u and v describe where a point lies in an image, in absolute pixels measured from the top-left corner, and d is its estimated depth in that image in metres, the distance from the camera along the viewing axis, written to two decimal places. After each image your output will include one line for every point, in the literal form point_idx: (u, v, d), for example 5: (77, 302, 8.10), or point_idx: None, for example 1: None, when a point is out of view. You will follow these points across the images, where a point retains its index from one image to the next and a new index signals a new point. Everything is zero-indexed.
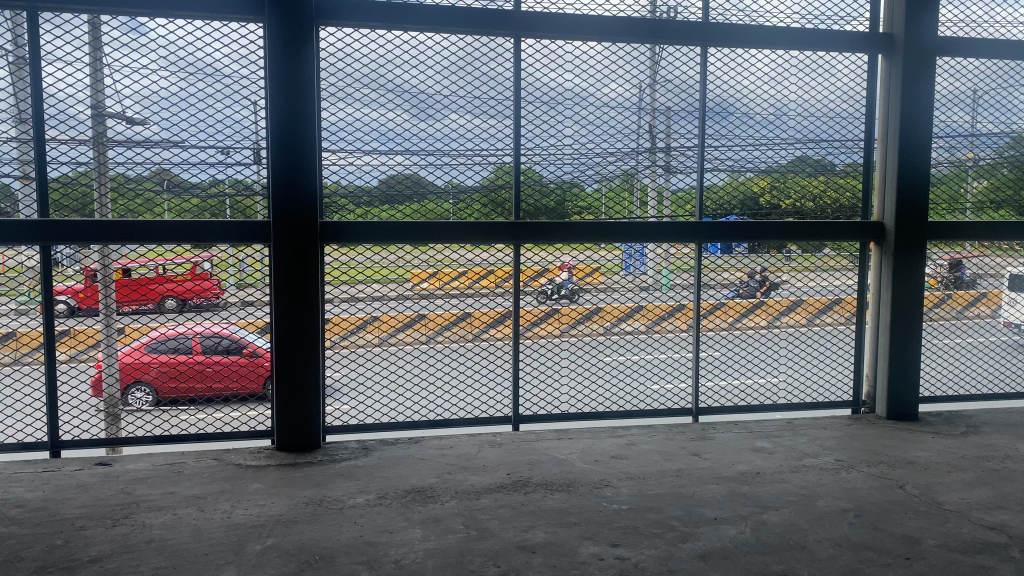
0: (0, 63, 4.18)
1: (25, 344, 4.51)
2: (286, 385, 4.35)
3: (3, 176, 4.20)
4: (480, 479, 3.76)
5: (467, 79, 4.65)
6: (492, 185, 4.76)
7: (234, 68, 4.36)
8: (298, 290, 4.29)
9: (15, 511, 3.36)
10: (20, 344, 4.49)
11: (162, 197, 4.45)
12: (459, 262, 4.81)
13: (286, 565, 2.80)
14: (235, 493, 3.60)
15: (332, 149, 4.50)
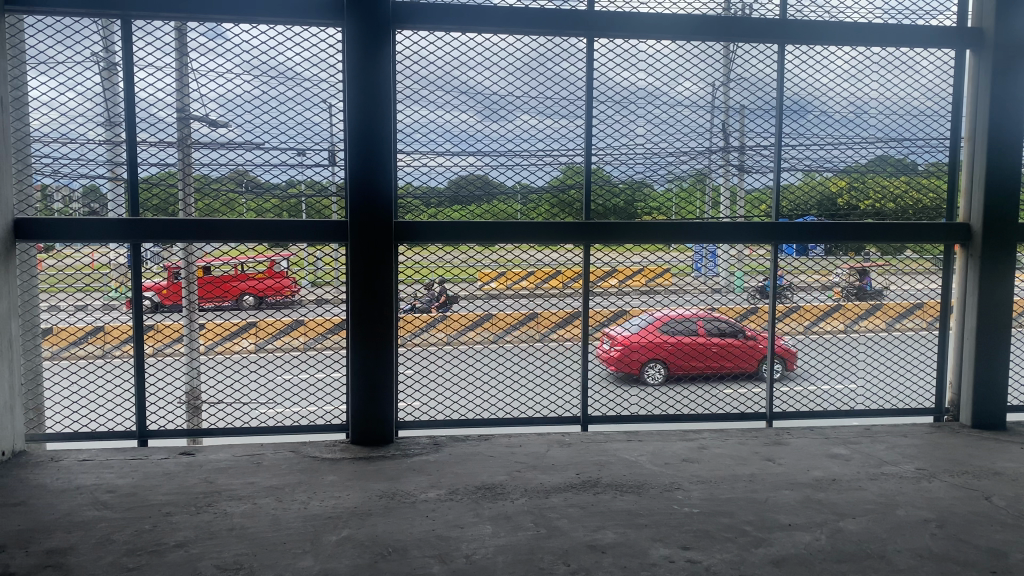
0: (93, 69, 4.37)
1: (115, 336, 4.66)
2: (361, 380, 4.45)
3: (96, 177, 4.41)
4: (550, 478, 3.78)
5: (539, 79, 4.67)
6: (562, 185, 4.77)
7: (311, 71, 4.49)
8: (372, 288, 4.39)
9: (107, 496, 3.53)
10: (110, 337, 4.65)
11: (242, 197, 4.62)
12: (524, 263, 4.81)
13: (361, 556, 2.87)
14: (312, 484, 3.70)
15: (407, 151, 4.58)
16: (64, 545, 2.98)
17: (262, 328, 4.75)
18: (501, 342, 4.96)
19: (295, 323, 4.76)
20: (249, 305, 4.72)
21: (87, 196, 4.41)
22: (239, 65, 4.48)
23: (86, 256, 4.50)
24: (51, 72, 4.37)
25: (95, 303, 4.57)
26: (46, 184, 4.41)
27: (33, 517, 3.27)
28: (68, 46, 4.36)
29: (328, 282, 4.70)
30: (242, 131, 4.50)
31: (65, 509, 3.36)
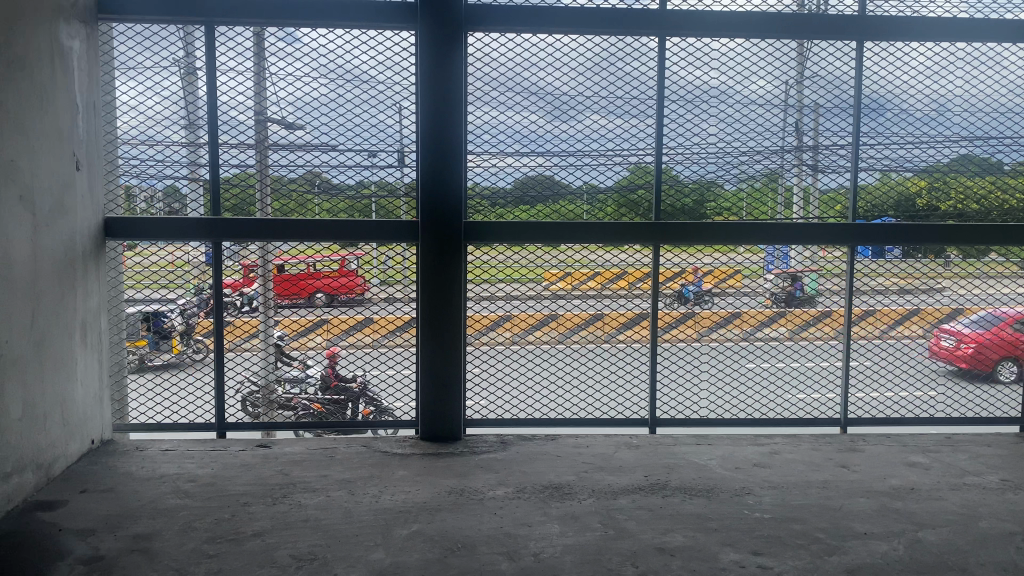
0: (174, 73, 4.52)
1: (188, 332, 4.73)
2: (431, 377, 4.53)
3: (176, 177, 4.59)
4: (618, 479, 3.77)
5: (608, 80, 4.66)
6: (630, 185, 4.73)
7: (384, 73, 4.57)
8: (442, 288, 4.47)
9: (189, 485, 3.67)
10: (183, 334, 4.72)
11: (314, 196, 4.68)
12: (593, 264, 4.85)
13: (431, 550, 2.92)
14: (383, 478, 3.78)
15: (476, 152, 4.63)
16: (149, 531, 3.11)
17: (333, 326, 4.81)
18: (567, 343, 4.95)
19: (365, 321, 4.81)
20: (321, 303, 4.74)
21: (166, 196, 4.58)
22: (314, 68, 4.60)
23: (166, 253, 4.65)
24: (137, 77, 4.55)
25: (177, 300, 4.68)
26: (131, 185, 4.60)
27: (120, 503, 3.43)
28: (150, 51, 4.52)
29: (397, 279, 4.73)
30: (316, 133, 4.61)
31: (150, 497, 3.51)
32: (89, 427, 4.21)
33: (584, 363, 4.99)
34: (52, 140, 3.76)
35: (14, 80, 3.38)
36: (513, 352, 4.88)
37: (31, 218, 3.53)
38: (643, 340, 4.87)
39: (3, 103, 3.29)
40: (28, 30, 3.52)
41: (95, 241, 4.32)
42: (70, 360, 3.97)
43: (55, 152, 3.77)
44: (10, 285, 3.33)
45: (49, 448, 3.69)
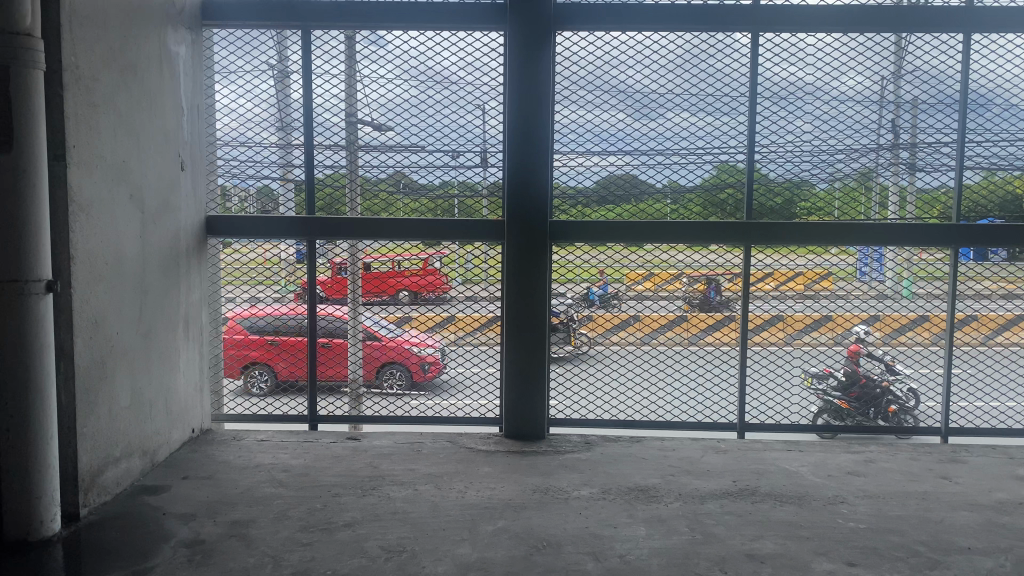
0: (267, 78, 4.67)
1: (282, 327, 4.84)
2: (515, 376, 4.56)
3: (265, 178, 4.73)
4: (705, 484, 3.70)
5: (697, 77, 4.59)
6: (715, 185, 4.63)
7: (471, 75, 4.62)
8: (527, 288, 4.50)
9: (283, 474, 3.80)
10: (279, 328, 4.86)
11: (396, 197, 4.76)
12: (681, 265, 4.74)
13: (517, 547, 2.93)
14: (468, 474, 3.82)
15: (563, 151, 4.61)
16: (246, 517, 3.23)
17: (417, 323, 4.91)
18: (651, 345, 4.85)
19: (448, 319, 4.90)
20: (406, 301, 4.91)
21: (261, 196, 4.73)
22: (403, 72, 4.68)
23: (260, 252, 4.83)
24: (236, 81, 4.73)
25: (269, 296, 4.85)
26: (224, 185, 4.76)
27: (218, 490, 3.57)
28: (245, 56, 4.70)
29: (477, 279, 4.78)
30: (401, 135, 4.69)
31: (247, 485, 3.64)
32: (190, 416, 4.41)
33: (666, 368, 4.89)
34: (161, 143, 3.95)
35: (127, 85, 3.57)
36: (598, 353, 4.87)
37: (140, 217, 3.71)
38: (731, 343, 4.76)
39: (117, 107, 3.47)
40: (141, 38, 3.71)
41: (196, 239, 4.51)
42: (175, 352, 4.16)
43: (161, 154, 3.95)
44: (122, 281, 3.52)
45: (154, 436, 3.88)
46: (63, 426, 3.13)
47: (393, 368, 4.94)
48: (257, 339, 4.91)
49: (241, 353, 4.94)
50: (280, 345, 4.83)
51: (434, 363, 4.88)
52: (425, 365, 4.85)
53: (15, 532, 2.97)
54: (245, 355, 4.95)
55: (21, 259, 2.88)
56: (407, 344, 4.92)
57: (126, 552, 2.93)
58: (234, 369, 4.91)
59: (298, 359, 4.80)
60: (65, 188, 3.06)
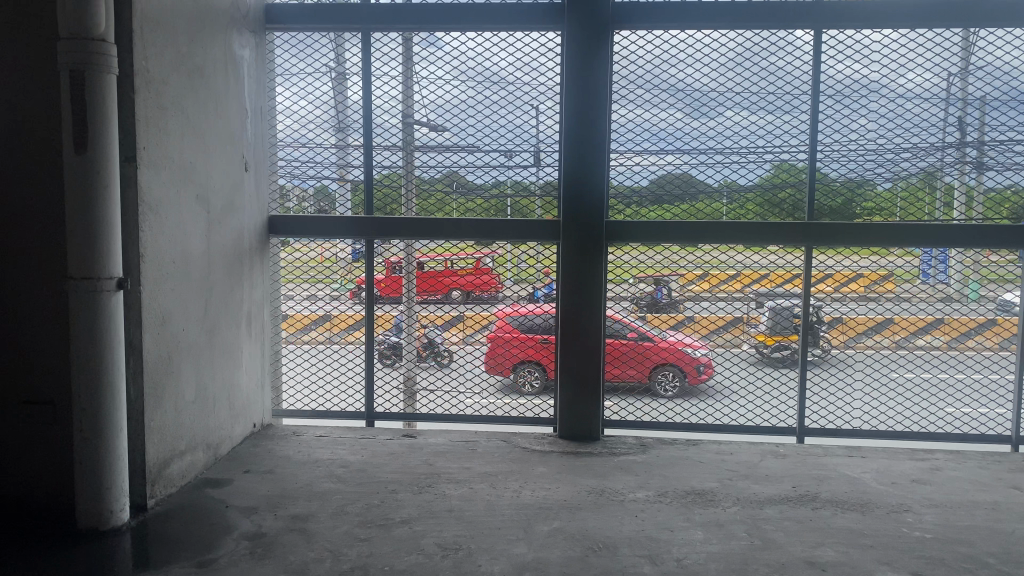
0: (326, 79, 4.74)
1: (338, 325, 4.91)
2: (570, 376, 4.56)
3: (324, 179, 4.80)
4: (764, 489, 3.64)
5: (755, 75, 4.52)
6: (770, 184, 4.57)
7: (526, 75, 4.63)
8: (583, 288, 4.50)
9: (341, 470, 3.86)
10: (334, 325, 4.91)
11: (451, 197, 4.76)
12: (739, 266, 4.69)
13: (572, 548, 2.93)
14: (523, 474, 3.83)
15: (620, 150, 4.58)
16: (306, 512, 3.30)
17: (467, 322, 4.84)
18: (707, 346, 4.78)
19: (499, 318, 4.79)
20: (459, 299, 4.84)
21: (319, 197, 4.80)
22: (457, 73, 4.70)
23: (317, 251, 4.89)
24: (293, 84, 4.81)
25: (321, 293, 4.92)
26: (282, 185, 4.86)
27: (279, 484, 3.64)
28: (302, 58, 4.77)
29: (530, 279, 4.76)
30: (454, 135, 4.71)
31: (306, 480, 3.71)
32: (252, 410, 4.52)
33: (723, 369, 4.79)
34: (226, 145, 4.05)
35: (195, 88, 3.66)
36: (651, 354, 4.74)
37: (206, 217, 3.81)
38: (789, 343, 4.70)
39: (185, 110, 3.56)
40: (208, 43, 3.81)
41: (259, 239, 4.62)
42: (238, 349, 4.26)
43: (226, 156, 4.05)
44: (189, 279, 3.62)
45: (218, 430, 3.98)
46: (132, 419, 3.23)
47: (666, 370, 4.75)
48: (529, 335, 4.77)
49: (510, 351, 4.81)
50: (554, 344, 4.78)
51: (707, 365, 4.80)
52: (700, 368, 4.76)
53: (87, 520, 3.08)
54: (513, 354, 4.82)
55: (93, 257, 2.98)
56: (684, 347, 4.74)
57: (191, 543, 3.02)
58: (506, 368, 4.82)
59: None
60: (135, 188, 3.16)
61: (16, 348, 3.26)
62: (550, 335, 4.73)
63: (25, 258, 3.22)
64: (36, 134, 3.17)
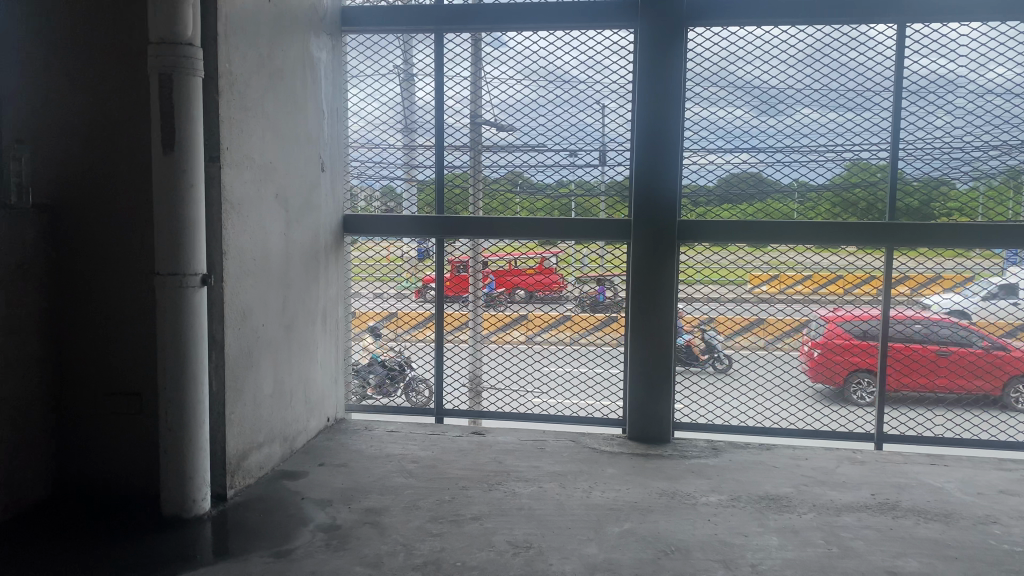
0: (394, 81, 4.81)
1: (405, 322, 4.97)
2: (641, 376, 4.53)
3: (390, 180, 4.86)
4: (842, 496, 3.55)
5: (831, 71, 4.41)
6: (844, 184, 4.44)
7: (594, 74, 4.61)
8: (653, 287, 4.46)
9: (413, 465, 3.91)
10: (399, 323, 4.97)
11: (516, 196, 4.74)
12: (808, 267, 4.57)
13: (644, 551, 2.91)
14: (592, 474, 3.81)
15: (692, 149, 4.52)
16: (379, 506, 3.35)
17: (535, 321, 4.83)
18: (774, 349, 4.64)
19: (563, 318, 4.80)
20: (520, 299, 4.82)
21: (384, 196, 4.87)
22: (523, 71, 4.70)
23: (383, 249, 4.95)
24: (361, 85, 4.88)
25: (389, 292, 4.96)
26: (352, 185, 4.92)
27: (352, 478, 3.71)
28: (371, 61, 4.85)
29: (594, 279, 4.73)
30: (521, 135, 4.70)
31: (379, 474, 3.77)
32: (326, 405, 4.61)
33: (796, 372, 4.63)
34: (304, 145, 4.14)
35: (274, 90, 3.75)
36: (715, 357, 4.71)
37: (285, 215, 3.91)
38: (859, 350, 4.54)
39: (265, 111, 3.66)
40: (288, 45, 3.90)
41: (333, 236, 4.72)
42: (314, 344, 4.36)
43: (304, 156, 4.14)
44: (268, 275, 3.72)
45: (293, 424, 4.07)
46: (213, 411, 3.34)
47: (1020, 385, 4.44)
48: (863, 344, 4.55)
49: (843, 360, 4.60)
50: (891, 350, 4.52)
51: None
52: None
53: (171, 508, 3.19)
54: (847, 362, 4.60)
55: (178, 253, 3.09)
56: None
57: (269, 533, 3.10)
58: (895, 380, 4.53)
59: (913, 363, 4.50)
60: (219, 187, 3.26)
61: (107, 341, 3.40)
62: (888, 343, 4.52)
63: (116, 254, 3.36)
64: (128, 135, 3.30)
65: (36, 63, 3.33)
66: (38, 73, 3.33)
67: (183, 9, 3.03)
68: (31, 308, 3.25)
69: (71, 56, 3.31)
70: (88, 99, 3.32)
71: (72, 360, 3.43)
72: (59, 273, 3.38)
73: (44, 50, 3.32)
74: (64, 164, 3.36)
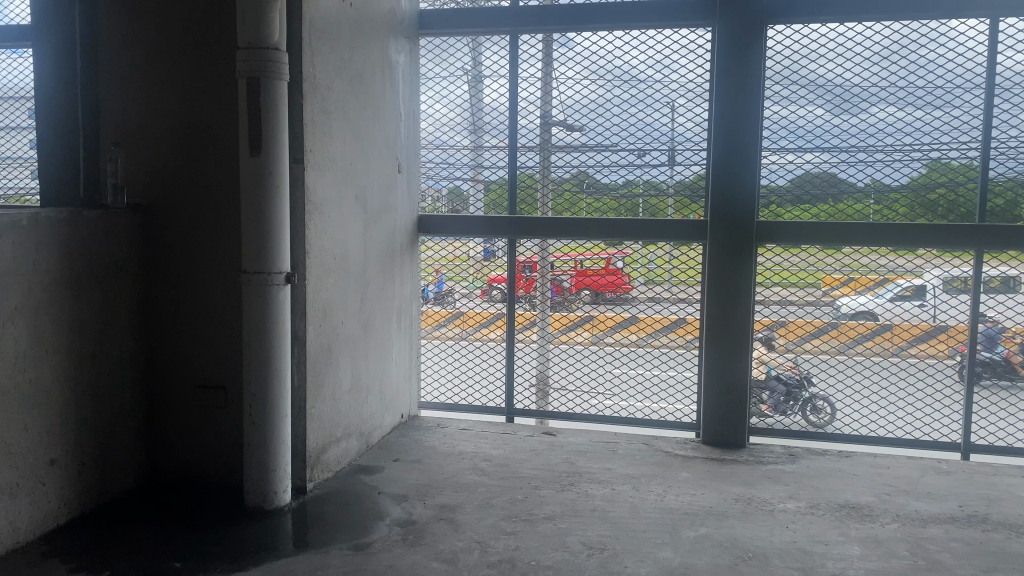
0: (462, 83, 4.84)
1: (469, 321, 5.00)
2: (716, 377, 4.47)
3: (456, 180, 4.90)
4: (927, 507, 3.44)
5: (918, 69, 4.25)
6: (922, 185, 4.30)
7: (664, 73, 4.56)
8: (729, 289, 4.40)
9: (485, 464, 3.94)
10: (465, 322, 5.01)
11: (581, 197, 4.72)
12: (886, 271, 4.39)
13: (721, 556, 2.87)
14: (666, 478, 3.78)
15: (771, 149, 4.43)
16: (454, 503, 3.39)
17: (599, 323, 4.78)
18: (849, 355, 4.50)
19: (629, 320, 4.72)
20: (587, 299, 4.79)
21: (451, 197, 4.92)
22: (593, 71, 4.65)
23: (450, 249, 4.98)
24: (431, 86, 4.92)
25: (458, 292, 5.01)
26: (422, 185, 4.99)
27: (427, 474, 3.76)
28: (439, 64, 4.89)
29: (661, 279, 4.68)
30: (592, 137, 4.69)
31: (453, 471, 3.82)
32: (401, 402, 4.69)
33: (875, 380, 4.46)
34: (381, 146, 4.21)
35: (355, 93, 3.83)
36: (788, 361, 4.55)
37: (364, 216, 3.98)
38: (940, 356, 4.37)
39: (348, 113, 3.75)
40: (368, 48, 3.98)
41: (408, 236, 4.79)
42: (389, 342, 4.43)
43: (381, 157, 4.21)
44: (348, 275, 3.81)
45: (370, 420, 4.15)
46: (294, 406, 3.43)
47: None
48: None
49: None
50: None
51: None
52: None
53: (254, 499, 3.29)
54: None
55: (264, 252, 3.18)
56: None
57: (348, 526, 3.17)
58: None
59: None
60: (302, 188, 3.34)
61: (193, 336, 3.53)
62: None
63: (203, 252, 3.48)
64: (216, 138, 3.42)
65: (130, 69, 3.47)
66: (132, 79, 3.47)
67: (270, 15, 3.11)
68: (122, 303, 3.40)
69: (162, 62, 3.44)
70: (177, 104, 3.45)
71: (161, 354, 3.57)
72: (150, 269, 3.53)
73: (136, 57, 3.46)
74: (154, 166, 3.49)
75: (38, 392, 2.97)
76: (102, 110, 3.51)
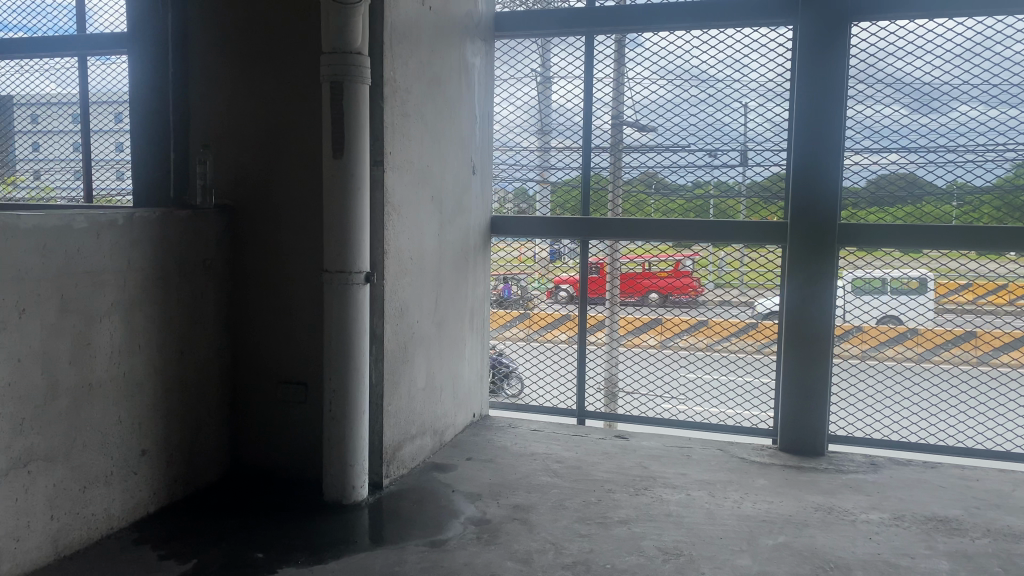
0: (533, 84, 4.85)
1: (535, 322, 5.01)
2: (796, 381, 4.37)
3: (525, 181, 4.92)
4: (1020, 522, 3.30)
5: (1008, 66, 4.07)
6: (1010, 186, 4.13)
7: (739, 73, 4.48)
8: (810, 290, 4.31)
9: (557, 465, 3.95)
10: (531, 323, 5.02)
11: (650, 198, 4.66)
12: (973, 275, 4.22)
13: (800, 565, 2.82)
14: (743, 485, 3.72)
15: (852, 150, 4.31)
16: (527, 503, 3.40)
17: (667, 326, 4.72)
18: (931, 362, 4.32)
19: (700, 323, 4.65)
20: (656, 301, 4.73)
21: (517, 197, 4.94)
22: (666, 71, 4.61)
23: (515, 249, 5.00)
24: (503, 88, 4.95)
25: (519, 292, 5.06)
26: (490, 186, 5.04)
27: (499, 474, 3.79)
28: (513, 65, 4.91)
29: (732, 283, 4.60)
30: (665, 137, 4.63)
31: (525, 472, 3.83)
32: (472, 402, 4.72)
33: (962, 389, 4.29)
34: (457, 147, 4.25)
35: (433, 95, 3.89)
36: (869, 368, 4.42)
37: (440, 216, 4.04)
38: None
39: (425, 115, 3.80)
40: (446, 52, 4.03)
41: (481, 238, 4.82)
42: (462, 341, 4.47)
43: (457, 159, 4.26)
44: (424, 274, 3.86)
45: (443, 418, 4.20)
46: (372, 403, 3.50)
47: None
48: None
49: None
50: None
51: None
52: None
53: (333, 494, 3.37)
54: None
55: (345, 252, 3.25)
56: None
57: (424, 523, 3.21)
58: None
59: None
60: (381, 189, 3.41)
61: (275, 333, 3.63)
62: None
63: (286, 251, 3.58)
64: (298, 140, 3.51)
65: (217, 74, 3.59)
66: (219, 83, 3.59)
67: (353, 20, 3.16)
68: (210, 298, 3.52)
69: (250, 66, 3.55)
70: (262, 107, 3.55)
71: (244, 349, 3.68)
72: (235, 267, 3.65)
73: (224, 62, 3.58)
74: (240, 167, 3.61)
75: (132, 385, 3.11)
76: (192, 113, 3.63)
